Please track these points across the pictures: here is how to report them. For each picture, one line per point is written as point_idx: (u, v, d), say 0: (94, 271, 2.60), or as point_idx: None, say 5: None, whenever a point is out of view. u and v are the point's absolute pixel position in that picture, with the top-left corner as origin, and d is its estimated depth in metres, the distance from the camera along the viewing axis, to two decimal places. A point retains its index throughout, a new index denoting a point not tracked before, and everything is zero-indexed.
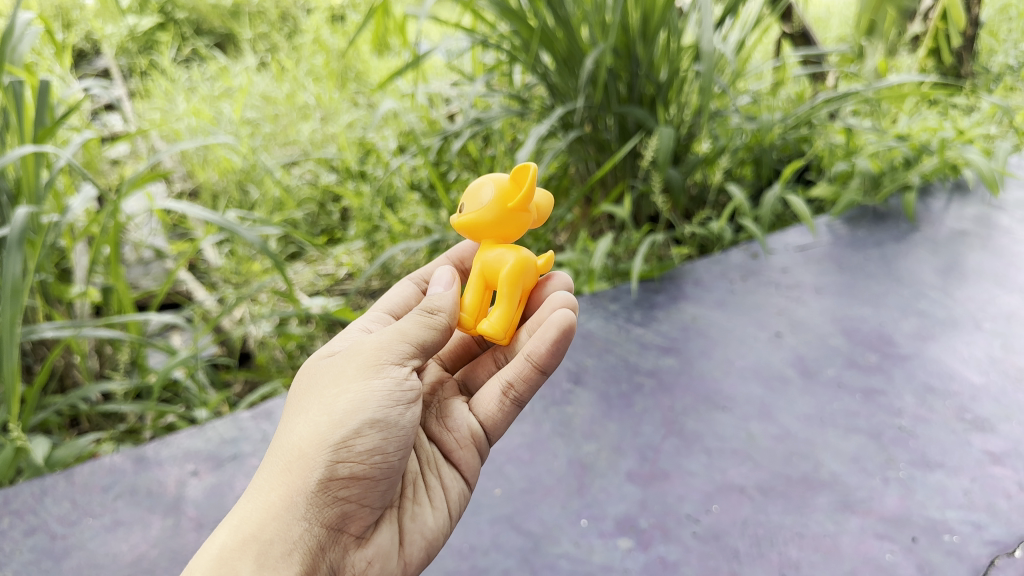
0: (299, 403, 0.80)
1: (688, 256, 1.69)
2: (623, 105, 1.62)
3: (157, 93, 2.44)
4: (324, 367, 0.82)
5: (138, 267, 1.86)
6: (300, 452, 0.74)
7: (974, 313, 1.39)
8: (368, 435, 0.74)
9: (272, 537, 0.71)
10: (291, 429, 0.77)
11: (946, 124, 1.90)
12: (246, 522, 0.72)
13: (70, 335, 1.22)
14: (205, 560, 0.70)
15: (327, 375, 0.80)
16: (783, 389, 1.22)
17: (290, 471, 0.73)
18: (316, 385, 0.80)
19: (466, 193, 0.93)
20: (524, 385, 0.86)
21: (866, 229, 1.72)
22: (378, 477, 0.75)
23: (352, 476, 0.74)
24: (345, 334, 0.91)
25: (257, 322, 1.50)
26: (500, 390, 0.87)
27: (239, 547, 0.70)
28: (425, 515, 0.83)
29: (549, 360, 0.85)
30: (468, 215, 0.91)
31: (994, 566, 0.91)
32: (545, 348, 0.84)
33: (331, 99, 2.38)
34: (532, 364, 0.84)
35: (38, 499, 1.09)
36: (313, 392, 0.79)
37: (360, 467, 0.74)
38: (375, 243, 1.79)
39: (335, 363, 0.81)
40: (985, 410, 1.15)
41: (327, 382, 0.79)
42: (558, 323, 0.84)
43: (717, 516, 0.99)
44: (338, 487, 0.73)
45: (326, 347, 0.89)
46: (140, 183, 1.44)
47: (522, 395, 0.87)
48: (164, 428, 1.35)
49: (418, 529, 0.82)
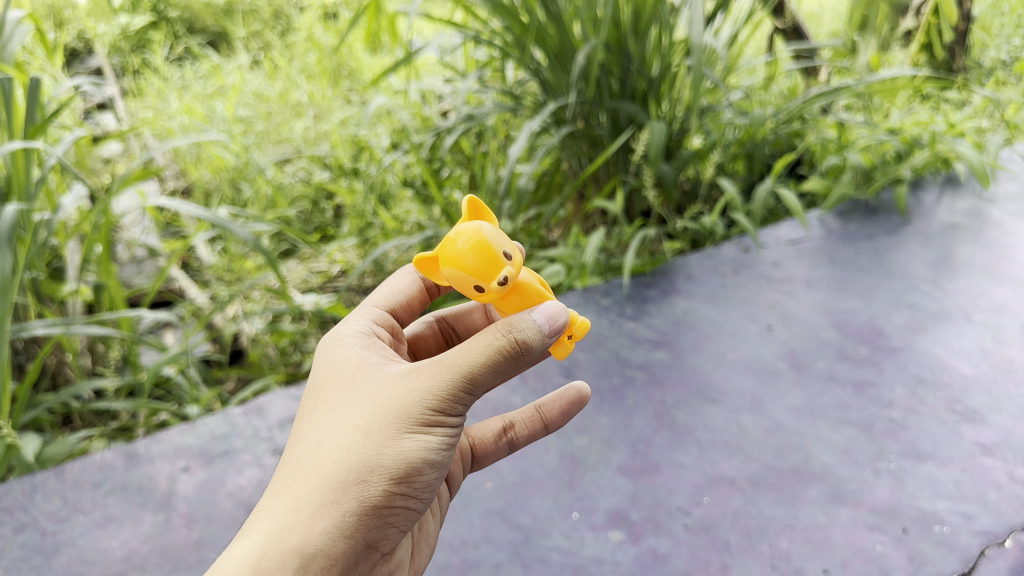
0: (345, 407, 0.70)
1: (680, 250, 1.71)
2: (615, 100, 1.62)
3: (150, 91, 2.43)
4: (376, 378, 0.71)
5: (131, 265, 1.86)
6: (355, 473, 0.65)
7: (965, 305, 1.39)
8: (424, 472, 0.68)
9: (317, 551, 0.64)
10: (338, 437, 0.67)
11: (937, 118, 1.90)
12: (288, 530, 0.64)
13: (60, 332, 1.21)
14: (238, 563, 0.62)
15: (383, 389, 0.69)
16: (774, 382, 1.23)
17: (343, 491, 0.65)
18: (366, 395, 0.70)
19: (485, 260, 0.70)
20: (525, 431, 0.87)
21: (858, 223, 1.73)
22: (421, 504, 0.71)
23: (402, 504, 0.68)
24: (370, 342, 0.78)
25: (250, 319, 1.51)
26: (502, 424, 0.88)
27: (280, 558, 0.63)
28: (429, 523, 0.86)
29: (559, 419, 0.85)
30: (515, 257, 0.72)
31: (984, 557, 0.91)
32: (557, 408, 0.85)
33: (324, 96, 2.38)
34: (539, 416, 0.85)
35: (29, 496, 1.09)
36: (362, 404, 0.69)
37: (410, 495, 0.68)
38: (368, 240, 1.78)
39: (391, 378, 0.70)
40: (976, 402, 1.15)
41: (382, 397, 0.68)
42: (577, 388, 0.84)
43: (707, 508, 1.00)
44: (387, 512, 0.68)
45: (355, 349, 0.76)
46: (131, 180, 1.43)
47: (519, 438, 0.88)
48: (157, 425, 1.36)
49: (426, 537, 0.84)
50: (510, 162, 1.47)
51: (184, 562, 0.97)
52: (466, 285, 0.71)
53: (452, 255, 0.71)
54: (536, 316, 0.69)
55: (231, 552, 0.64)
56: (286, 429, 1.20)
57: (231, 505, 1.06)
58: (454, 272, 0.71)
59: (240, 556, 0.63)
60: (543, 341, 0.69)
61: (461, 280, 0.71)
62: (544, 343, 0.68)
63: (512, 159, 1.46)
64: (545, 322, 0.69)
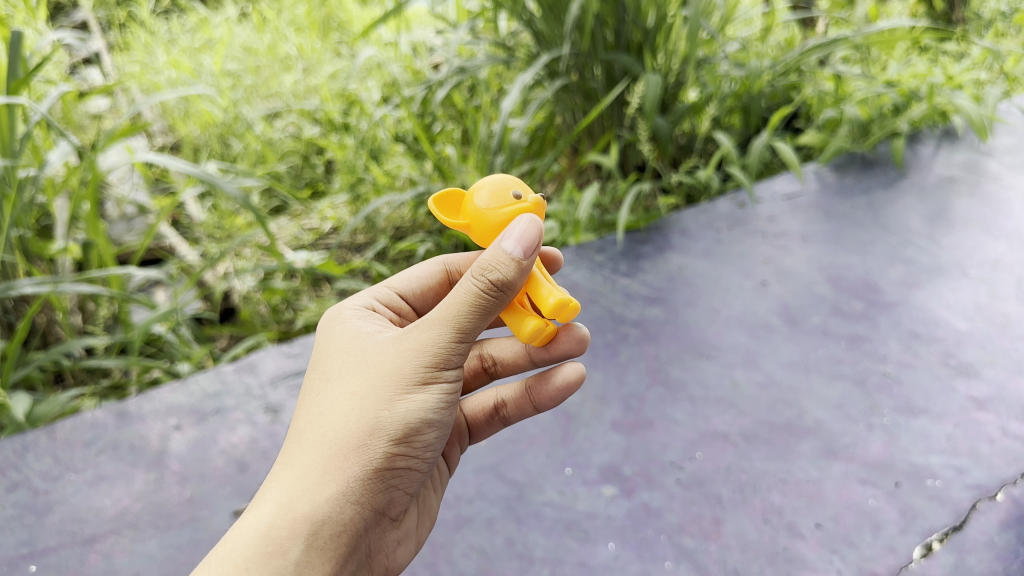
0: (344, 375, 0.70)
1: (676, 205, 1.69)
2: (610, 52, 1.59)
3: (136, 45, 2.39)
4: (372, 345, 0.72)
5: (120, 223, 1.84)
6: (356, 439, 0.66)
7: (961, 260, 1.38)
8: (425, 431, 0.68)
9: (326, 518, 0.65)
10: (339, 406, 0.68)
11: (935, 70, 1.87)
12: (297, 499, 0.65)
13: (48, 291, 1.20)
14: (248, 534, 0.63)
15: (379, 354, 0.70)
16: (768, 337, 1.22)
17: (345, 457, 0.66)
18: (364, 363, 0.70)
19: (514, 183, 0.76)
20: (515, 409, 0.85)
21: (855, 177, 1.71)
22: (426, 466, 0.71)
23: (404, 465, 0.69)
24: (369, 315, 0.79)
25: (241, 277, 1.49)
26: (493, 402, 0.87)
27: (289, 526, 0.64)
28: (430, 498, 0.85)
29: (546, 403, 0.82)
30: None
31: (976, 510, 0.92)
32: (547, 393, 0.80)
33: (313, 49, 2.34)
34: (530, 398, 0.82)
35: (20, 455, 1.09)
36: (361, 372, 0.69)
37: (413, 456, 0.69)
38: (359, 196, 1.75)
39: (387, 342, 0.70)
40: (969, 356, 1.15)
41: (379, 362, 0.69)
42: (568, 372, 0.79)
43: (700, 463, 1.00)
44: (390, 475, 0.68)
45: (353, 322, 0.77)
46: (118, 135, 1.39)
47: (511, 416, 0.87)
48: (150, 383, 1.35)
49: (427, 510, 0.84)
50: (504, 115, 1.44)
51: (177, 520, 0.98)
52: (505, 198, 0.74)
53: (489, 182, 0.77)
54: (508, 244, 0.65)
55: (243, 521, 0.66)
56: (278, 387, 1.20)
57: (223, 463, 1.06)
58: (489, 194, 0.75)
59: (251, 526, 0.64)
60: (522, 268, 0.65)
61: (501, 194, 0.75)
62: (523, 269, 0.65)
63: (503, 112, 1.43)
64: (517, 247, 0.64)
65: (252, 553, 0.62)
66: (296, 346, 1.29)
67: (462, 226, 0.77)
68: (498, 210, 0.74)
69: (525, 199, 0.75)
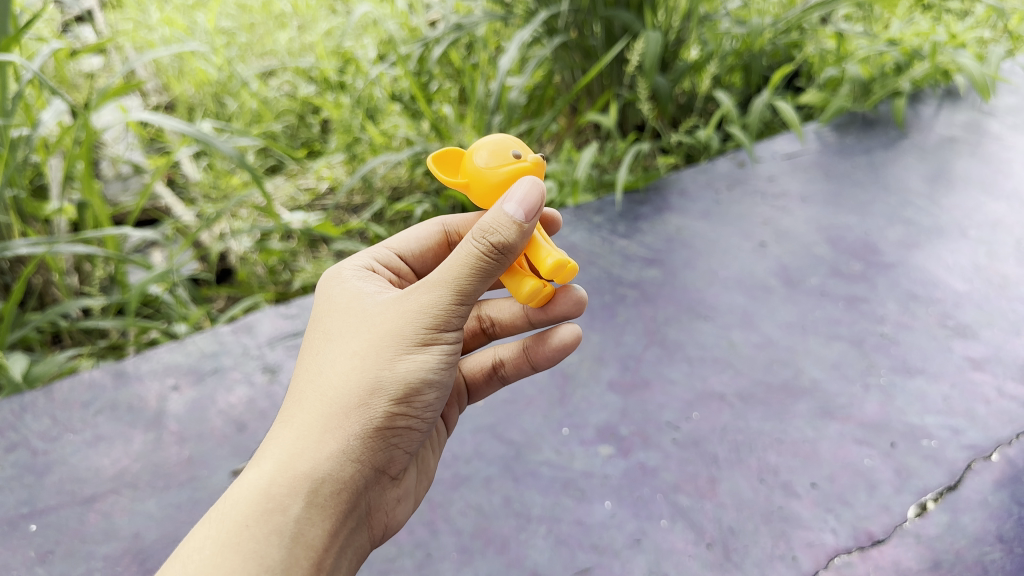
0: (344, 335, 0.70)
1: (675, 165, 1.68)
2: (610, 8, 1.56)
3: (129, 3, 2.36)
4: (372, 306, 0.71)
5: (115, 183, 1.83)
6: (356, 399, 0.66)
7: (960, 221, 1.38)
8: (425, 391, 0.68)
9: (326, 476, 0.65)
10: (339, 366, 0.68)
11: (938, 28, 1.85)
12: (297, 457, 0.65)
13: (44, 251, 1.19)
14: (249, 491, 0.63)
15: (379, 315, 0.69)
16: (765, 298, 1.22)
17: (345, 416, 0.66)
18: (364, 323, 0.70)
19: (513, 142, 0.76)
20: (513, 368, 0.85)
21: (856, 137, 1.70)
22: (426, 426, 0.71)
23: (404, 425, 0.69)
24: (369, 276, 0.78)
25: (237, 238, 1.48)
26: (491, 361, 0.87)
27: (289, 483, 0.64)
28: (429, 457, 0.85)
29: (543, 361, 0.82)
30: None
31: (970, 470, 0.92)
32: (544, 352, 0.80)
33: (308, 6, 2.31)
34: (528, 358, 0.82)
35: (18, 415, 1.09)
36: (361, 332, 0.69)
37: (412, 416, 0.69)
38: (355, 156, 1.74)
39: (387, 302, 0.70)
40: (967, 317, 1.15)
41: (379, 322, 0.68)
42: (565, 331, 0.79)
43: (697, 423, 1.00)
44: (390, 434, 0.68)
45: (353, 282, 0.77)
46: (111, 94, 1.38)
47: (509, 375, 0.87)
48: (148, 344, 1.35)
49: (426, 469, 0.84)
50: (501, 73, 1.41)
51: (176, 479, 0.98)
52: (505, 156, 0.74)
53: (488, 141, 0.76)
54: (509, 206, 0.64)
55: (243, 479, 0.66)
56: (275, 347, 1.20)
57: (222, 423, 1.06)
58: (488, 152, 0.74)
59: (251, 484, 0.64)
60: (523, 230, 0.65)
61: (501, 154, 0.74)
62: (524, 232, 0.65)
63: (501, 70, 1.40)
64: (519, 209, 0.64)
65: (253, 509, 0.62)
66: (293, 307, 1.28)
67: (461, 185, 0.77)
68: (497, 169, 0.73)
69: (524, 158, 0.74)
